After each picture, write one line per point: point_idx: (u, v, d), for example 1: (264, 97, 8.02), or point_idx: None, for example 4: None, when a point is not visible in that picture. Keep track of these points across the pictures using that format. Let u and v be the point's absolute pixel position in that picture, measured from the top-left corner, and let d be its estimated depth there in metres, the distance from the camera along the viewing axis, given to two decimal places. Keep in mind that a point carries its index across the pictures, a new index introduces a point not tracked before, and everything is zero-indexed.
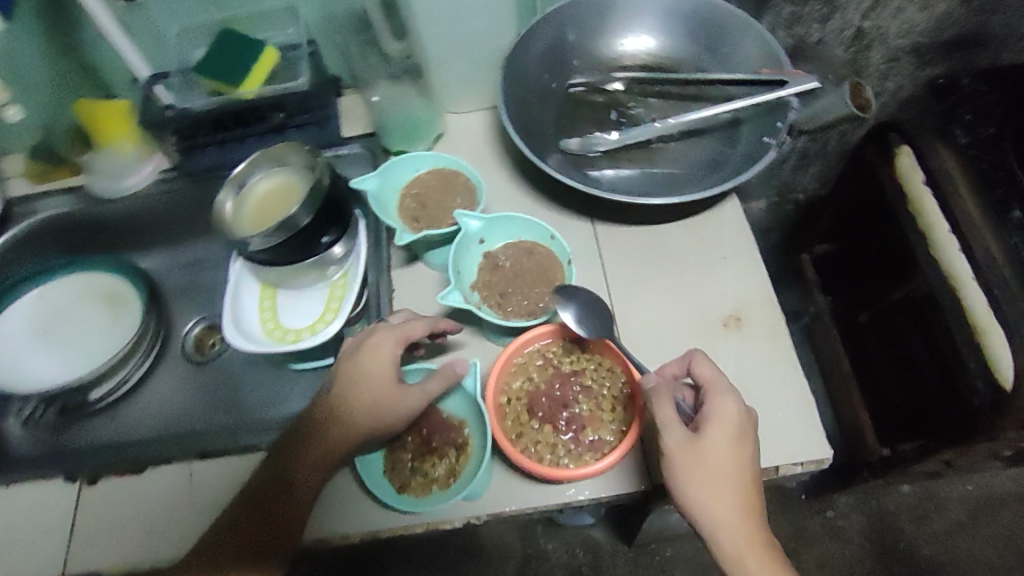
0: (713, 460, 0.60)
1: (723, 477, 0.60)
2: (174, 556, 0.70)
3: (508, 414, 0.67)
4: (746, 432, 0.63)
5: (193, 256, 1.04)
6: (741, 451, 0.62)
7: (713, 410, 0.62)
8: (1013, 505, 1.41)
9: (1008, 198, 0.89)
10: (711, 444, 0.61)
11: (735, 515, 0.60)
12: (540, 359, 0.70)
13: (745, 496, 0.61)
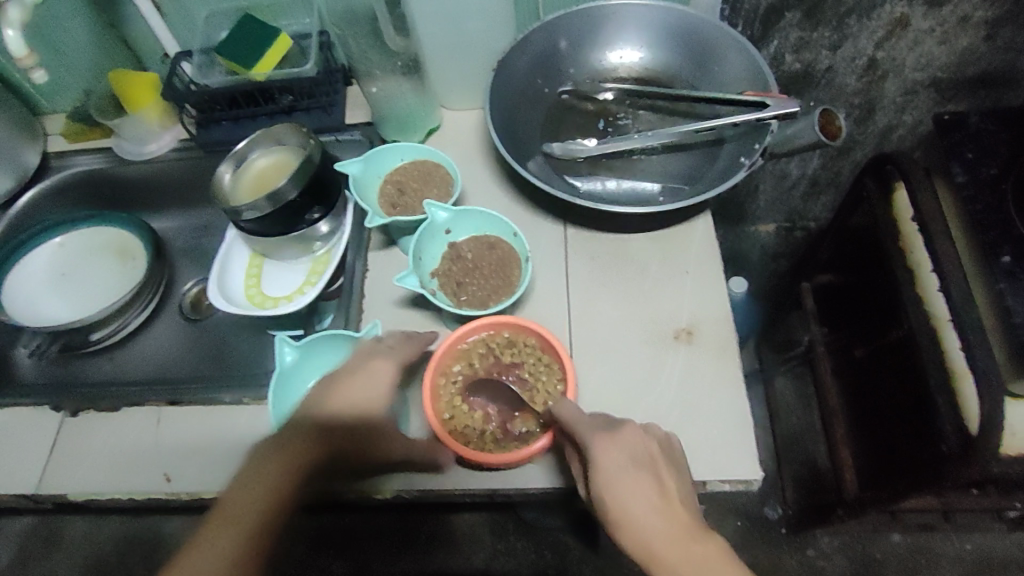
0: (625, 509, 0.58)
1: (643, 505, 0.58)
2: (131, 490, 0.77)
3: (443, 396, 0.69)
4: (645, 458, 0.61)
5: (202, 222, 1.11)
6: (650, 483, 0.59)
7: (599, 455, 0.60)
8: (1016, 572, 1.29)
9: (1000, 242, 0.87)
10: (610, 491, 0.59)
11: (681, 548, 0.56)
12: (483, 348, 0.71)
13: (673, 518, 0.58)
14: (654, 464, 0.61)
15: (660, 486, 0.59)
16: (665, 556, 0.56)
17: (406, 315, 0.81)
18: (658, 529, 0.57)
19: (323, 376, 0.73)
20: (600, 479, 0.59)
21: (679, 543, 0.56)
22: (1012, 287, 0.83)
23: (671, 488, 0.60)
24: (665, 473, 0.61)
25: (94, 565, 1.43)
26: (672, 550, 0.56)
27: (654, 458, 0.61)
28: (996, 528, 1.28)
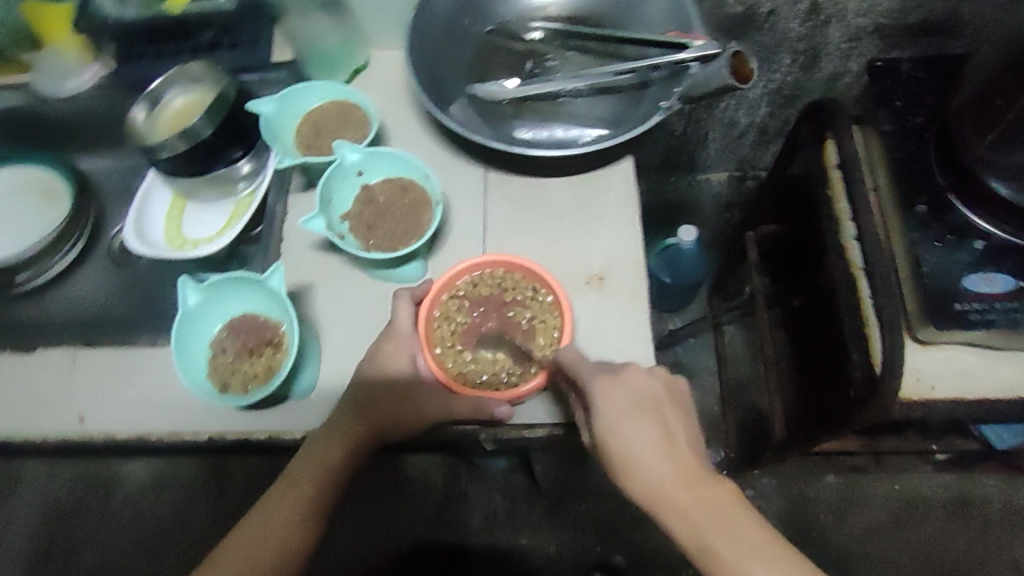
0: (631, 457, 0.63)
1: (659, 451, 0.64)
2: (46, 431, 0.78)
3: (446, 354, 0.71)
4: (648, 403, 0.66)
5: (132, 162, 1.08)
6: (654, 429, 0.65)
7: (604, 405, 0.64)
8: (939, 511, 1.36)
9: (917, 191, 0.87)
10: (618, 440, 0.64)
11: (687, 489, 0.63)
12: (459, 294, 0.73)
13: (686, 465, 0.65)
14: (659, 408, 0.66)
15: (664, 430, 0.65)
16: (673, 497, 0.63)
17: (321, 258, 0.81)
18: (663, 474, 0.64)
19: (231, 318, 0.73)
20: (609, 429, 0.64)
21: (682, 488, 0.63)
22: (924, 236, 0.85)
23: (673, 429, 0.66)
24: (668, 416, 0.66)
25: (53, 508, 1.45)
26: (679, 491, 0.63)
27: (657, 402, 0.66)
28: (921, 468, 1.33)
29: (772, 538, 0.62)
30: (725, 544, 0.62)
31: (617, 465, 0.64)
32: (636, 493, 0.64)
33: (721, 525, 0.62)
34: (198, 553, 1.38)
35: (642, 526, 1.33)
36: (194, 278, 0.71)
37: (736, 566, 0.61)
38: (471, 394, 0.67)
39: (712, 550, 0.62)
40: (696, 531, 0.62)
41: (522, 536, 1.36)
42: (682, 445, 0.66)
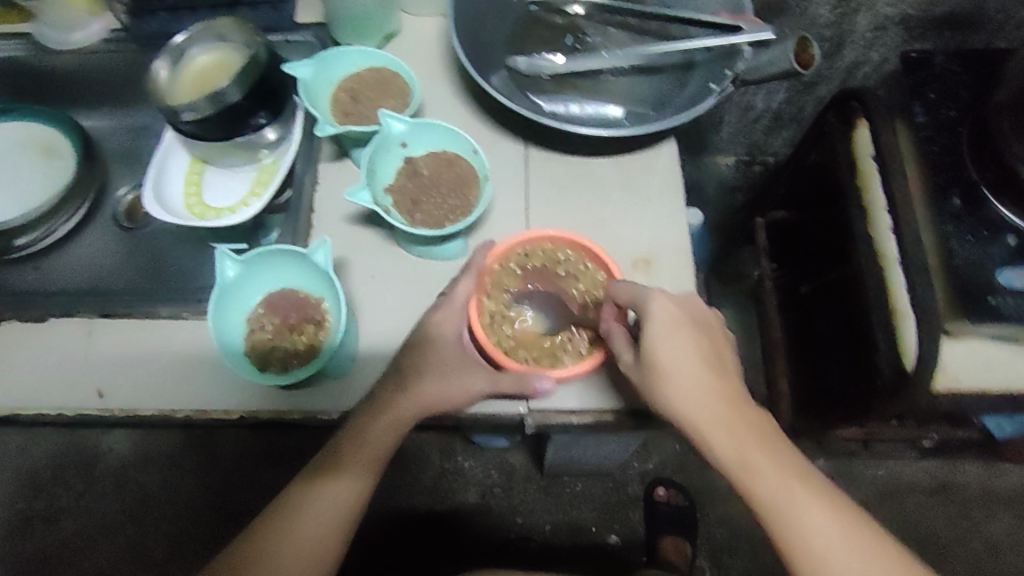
0: (679, 365, 0.63)
1: (693, 372, 0.63)
2: (61, 405, 0.74)
3: (494, 326, 0.70)
4: (696, 319, 0.66)
5: (138, 122, 1.03)
6: (704, 343, 0.65)
7: (657, 310, 0.64)
8: (924, 495, 1.38)
9: (951, 184, 0.88)
10: (669, 346, 0.63)
11: (721, 416, 0.62)
12: (511, 264, 0.72)
13: (722, 388, 0.64)
14: (705, 326, 0.66)
15: (710, 347, 0.65)
16: (712, 422, 0.62)
17: (358, 232, 0.78)
18: (711, 392, 0.63)
19: (269, 293, 0.70)
20: (661, 332, 0.63)
21: (729, 404, 0.63)
22: (957, 230, 0.86)
23: (717, 350, 0.66)
24: (711, 338, 0.66)
25: (31, 478, 1.38)
26: (723, 407, 0.63)
27: (702, 318, 0.67)
28: (907, 453, 1.36)
29: (802, 463, 0.64)
30: (759, 463, 0.62)
31: (662, 373, 0.63)
32: (679, 403, 0.62)
33: (760, 446, 0.62)
34: (185, 526, 1.33)
35: (638, 506, 1.31)
36: (232, 250, 0.67)
37: (769, 482, 0.61)
38: (515, 368, 0.66)
39: (750, 471, 0.62)
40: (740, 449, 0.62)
41: (519, 515, 1.31)
42: (725, 367, 0.66)
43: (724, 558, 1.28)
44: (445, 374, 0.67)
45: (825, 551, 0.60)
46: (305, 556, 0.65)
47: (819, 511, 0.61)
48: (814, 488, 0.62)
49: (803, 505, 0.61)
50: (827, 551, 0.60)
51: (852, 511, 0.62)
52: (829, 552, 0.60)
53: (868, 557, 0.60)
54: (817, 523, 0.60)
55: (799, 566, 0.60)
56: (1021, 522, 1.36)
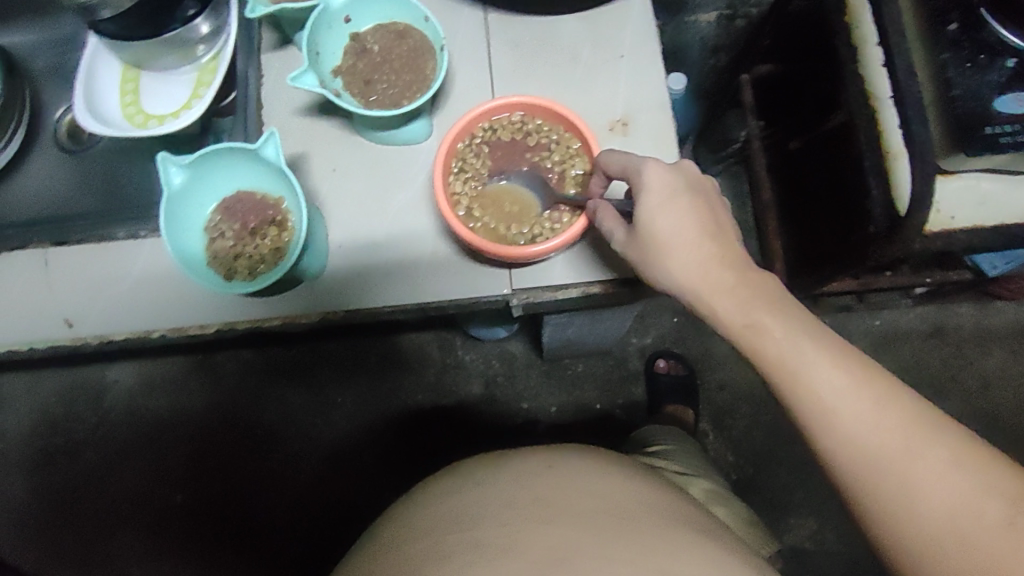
0: (677, 234, 0.59)
1: (693, 241, 0.59)
2: (26, 339, 0.71)
3: (465, 207, 0.66)
4: (698, 189, 0.61)
5: (60, 34, 0.94)
6: (704, 209, 0.60)
7: (649, 182, 0.60)
8: (920, 341, 1.38)
9: (950, 7, 0.81)
10: (666, 219, 0.59)
11: (724, 280, 0.58)
12: (479, 139, 0.67)
13: (728, 258, 0.59)
14: (707, 195, 0.62)
15: (716, 220, 0.60)
16: (713, 285, 0.58)
17: (315, 124, 0.72)
18: (709, 258, 0.59)
19: (224, 198, 0.66)
20: (656, 202, 0.60)
21: (729, 269, 0.58)
22: (955, 57, 0.79)
23: (721, 218, 0.61)
24: (713, 208, 0.61)
25: (45, 417, 1.39)
26: (725, 273, 0.58)
27: (705, 189, 0.62)
28: (901, 302, 1.36)
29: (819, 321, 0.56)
30: (772, 331, 0.55)
31: (659, 245, 0.59)
32: (680, 276, 0.59)
33: (766, 303, 0.57)
34: (200, 446, 1.34)
35: (641, 380, 1.33)
36: (175, 154, 0.61)
37: (787, 350, 0.55)
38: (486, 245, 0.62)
39: (760, 339, 0.56)
40: (743, 310, 0.57)
41: (524, 400, 1.33)
42: (729, 233, 0.61)
43: (726, 420, 1.31)
44: None
45: (832, 403, 0.53)
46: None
47: (825, 358, 0.53)
48: (825, 340, 0.54)
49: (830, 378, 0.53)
50: (835, 402, 0.52)
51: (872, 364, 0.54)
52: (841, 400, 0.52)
53: (882, 405, 0.52)
54: (823, 373, 0.53)
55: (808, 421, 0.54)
56: (1009, 356, 1.37)
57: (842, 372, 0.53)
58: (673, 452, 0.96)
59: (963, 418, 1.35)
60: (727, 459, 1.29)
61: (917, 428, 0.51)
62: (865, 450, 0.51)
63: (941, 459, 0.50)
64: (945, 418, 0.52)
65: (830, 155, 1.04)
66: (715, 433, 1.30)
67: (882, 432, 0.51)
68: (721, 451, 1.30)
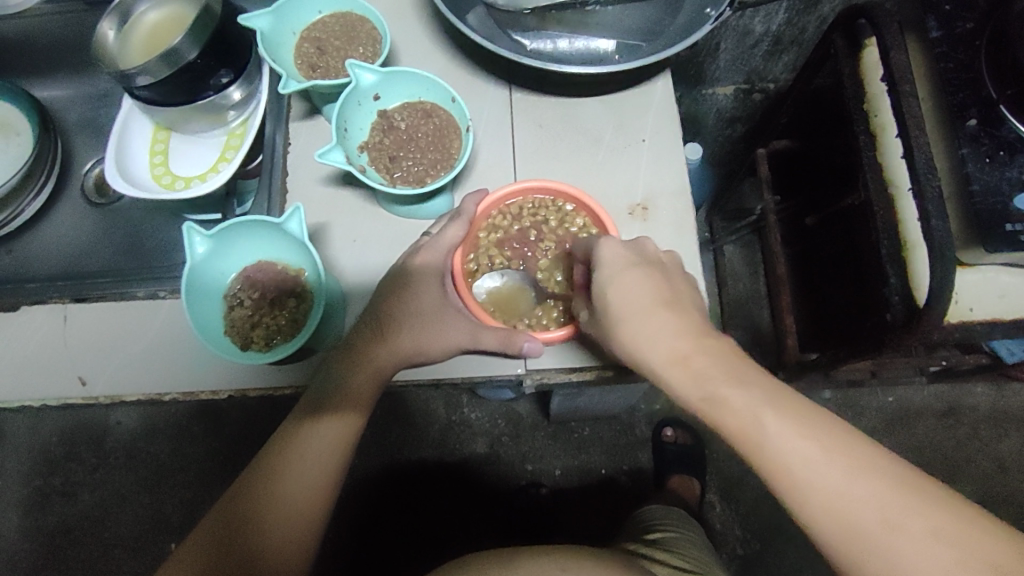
0: (625, 302, 0.55)
1: (652, 302, 0.55)
2: (40, 395, 0.71)
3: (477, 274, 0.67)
4: (653, 262, 0.59)
5: (98, 90, 1.01)
6: (657, 279, 0.57)
7: (603, 256, 0.58)
8: (935, 419, 1.35)
9: (969, 103, 0.82)
10: (617, 289, 0.56)
11: (683, 336, 0.52)
12: (511, 213, 0.68)
13: (682, 314, 0.54)
14: (663, 269, 0.59)
15: (670, 287, 0.56)
16: (671, 343, 0.52)
17: (338, 194, 0.73)
18: (662, 329, 0.53)
19: (245, 268, 0.67)
20: (608, 276, 0.57)
21: (681, 324, 0.53)
22: (973, 152, 0.80)
23: (680, 290, 0.57)
24: (670, 279, 0.58)
25: (43, 455, 1.38)
26: (680, 341, 0.52)
27: (660, 264, 0.59)
28: (916, 381, 1.33)
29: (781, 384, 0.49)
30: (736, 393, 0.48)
31: (611, 317, 0.56)
32: (632, 346, 0.54)
33: (725, 370, 0.49)
34: (197, 493, 1.32)
35: (648, 447, 1.31)
36: (199, 224, 0.63)
37: (746, 415, 0.47)
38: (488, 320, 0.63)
39: (720, 401, 0.48)
40: (697, 380, 0.49)
41: (529, 462, 1.30)
42: (686, 303, 0.55)
43: (733, 492, 1.28)
44: (440, 335, 0.63)
45: (848, 511, 0.44)
46: (301, 510, 0.56)
47: (789, 422, 0.46)
48: (788, 406, 0.47)
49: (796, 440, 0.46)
50: (815, 481, 0.45)
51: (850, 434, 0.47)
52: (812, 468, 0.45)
53: (880, 487, 0.44)
54: (801, 451, 0.46)
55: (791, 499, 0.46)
56: None
57: (811, 439, 0.46)
58: (678, 545, 0.92)
59: (981, 504, 1.31)
60: (734, 533, 1.26)
61: (904, 500, 0.44)
62: (847, 517, 0.44)
63: (949, 548, 0.42)
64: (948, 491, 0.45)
65: (847, 235, 1.04)
66: (724, 506, 1.27)
67: (868, 511, 0.44)
68: (728, 525, 1.26)
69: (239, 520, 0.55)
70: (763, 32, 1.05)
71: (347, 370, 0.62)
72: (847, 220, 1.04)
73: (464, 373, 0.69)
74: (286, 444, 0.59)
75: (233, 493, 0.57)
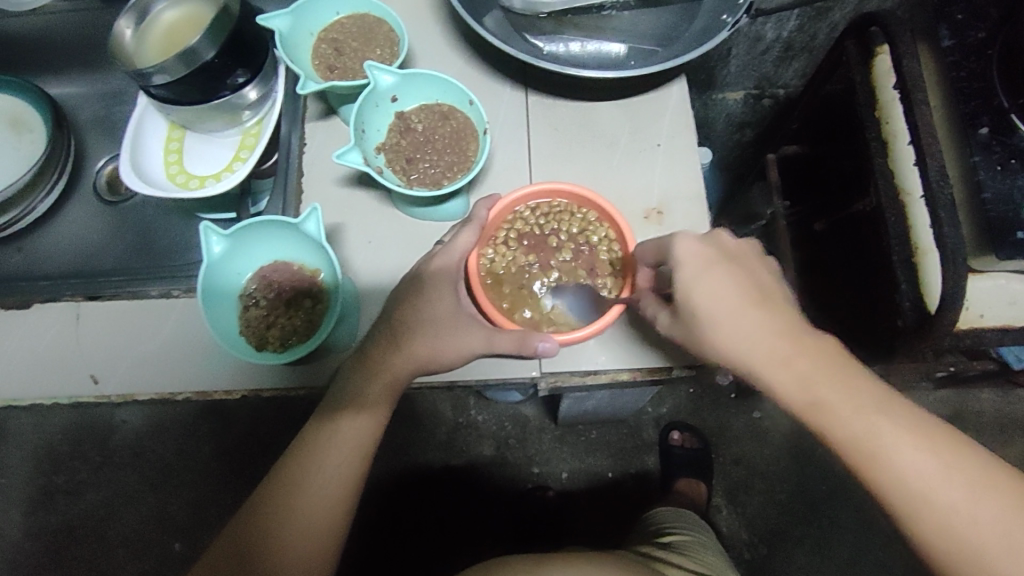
0: (718, 308, 0.56)
1: (754, 309, 0.56)
2: (54, 394, 0.71)
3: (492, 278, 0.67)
4: (734, 258, 0.59)
5: (111, 87, 1.01)
6: (741, 277, 0.57)
7: (681, 256, 0.57)
8: (943, 424, 1.35)
9: (981, 111, 0.81)
10: (705, 291, 0.56)
11: (782, 341, 0.55)
12: (525, 217, 0.68)
13: (780, 320, 0.56)
14: (744, 263, 0.59)
15: (757, 286, 0.58)
16: (769, 353, 0.55)
17: (352, 195, 0.73)
18: (754, 333, 0.56)
19: (261, 268, 0.67)
20: (692, 277, 0.56)
21: (777, 327, 0.56)
22: (985, 160, 0.79)
23: (763, 284, 0.58)
24: (752, 272, 0.59)
25: (47, 454, 1.37)
26: (774, 345, 0.55)
27: (741, 256, 0.59)
28: (924, 387, 1.33)
29: (859, 376, 0.54)
30: (835, 398, 0.53)
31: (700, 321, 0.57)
32: (726, 349, 0.56)
33: (829, 377, 0.54)
34: (204, 493, 1.32)
35: (655, 450, 1.31)
36: (216, 224, 0.63)
37: (847, 421, 0.53)
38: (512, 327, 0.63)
39: (819, 405, 0.54)
40: (800, 386, 0.54)
41: (536, 465, 1.30)
42: (776, 300, 0.58)
43: (741, 496, 1.28)
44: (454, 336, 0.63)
45: (923, 497, 0.51)
46: (314, 525, 0.57)
47: (884, 426, 0.52)
48: (884, 411, 0.53)
49: (892, 443, 0.52)
50: (925, 491, 0.51)
51: (931, 423, 0.53)
52: (902, 465, 0.51)
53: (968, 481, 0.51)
54: (904, 453, 0.51)
55: (891, 498, 0.52)
56: None
57: (905, 443, 0.52)
58: (691, 546, 0.92)
59: None
60: (742, 537, 1.26)
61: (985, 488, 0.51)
62: (940, 516, 0.50)
63: None
64: (1011, 478, 0.52)
65: (857, 241, 1.05)
66: (732, 510, 1.27)
67: (966, 510, 0.50)
68: (736, 529, 1.26)
69: (255, 530, 0.57)
70: (775, 38, 1.05)
71: (359, 378, 0.62)
72: (858, 227, 1.03)
73: (477, 377, 0.69)
74: (302, 456, 0.60)
75: (251, 505, 0.59)
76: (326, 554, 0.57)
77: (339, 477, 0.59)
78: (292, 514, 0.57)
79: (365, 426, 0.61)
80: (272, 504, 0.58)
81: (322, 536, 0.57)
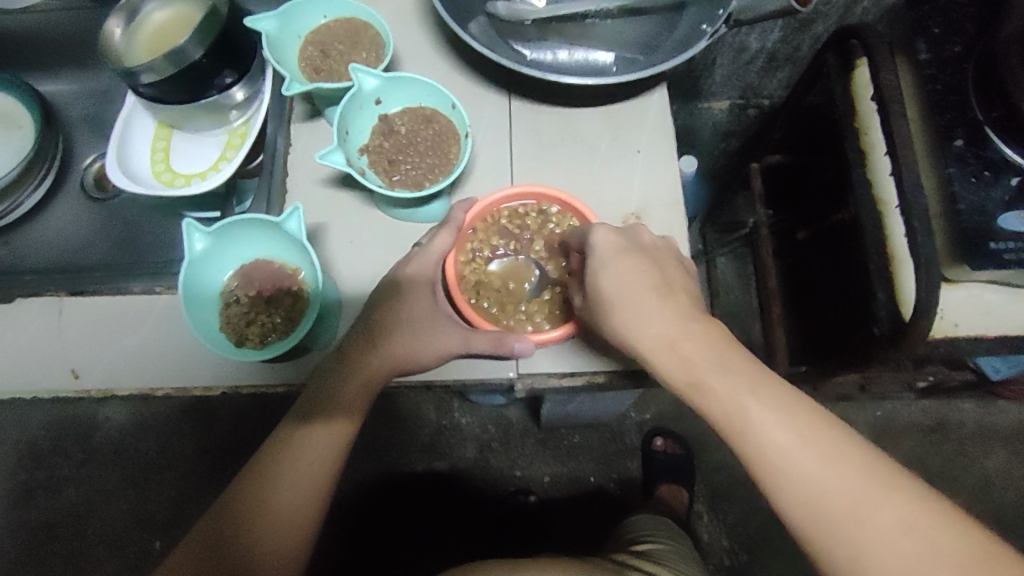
0: (620, 290, 0.57)
1: (654, 293, 0.56)
2: (34, 387, 0.72)
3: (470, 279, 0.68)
4: (647, 251, 0.61)
5: (101, 85, 1.02)
6: (647, 264, 0.58)
7: (597, 243, 0.60)
8: (922, 434, 1.37)
9: (956, 124, 0.83)
10: (613, 276, 0.58)
11: (685, 326, 0.54)
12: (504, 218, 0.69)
13: (684, 306, 0.56)
14: (657, 256, 0.60)
15: (663, 273, 0.58)
16: (667, 335, 0.54)
17: (336, 196, 0.74)
18: (655, 317, 0.55)
19: (243, 265, 0.68)
20: (601, 262, 0.59)
21: (677, 309, 0.55)
22: (960, 171, 0.81)
23: (672, 275, 0.59)
24: (662, 264, 0.60)
25: (28, 450, 1.37)
26: (671, 327, 0.54)
27: (654, 250, 0.61)
28: (905, 397, 1.35)
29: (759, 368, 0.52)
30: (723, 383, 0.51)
31: (605, 301, 0.58)
32: (625, 330, 0.56)
33: (717, 358, 0.52)
34: (185, 492, 1.32)
35: (636, 456, 1.32)
36: (199, 221, 0.63)
37: (729, 403, 0.51)
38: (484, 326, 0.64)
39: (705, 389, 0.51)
40: (689, 369, 0.52)
41: (518, 469, 1.31)
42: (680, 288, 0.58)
43: (721, 504, 1.29)
44: (432, 336, 0.63)
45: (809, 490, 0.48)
46: (288, 521, 0.58)
47: (774, 417, 0.49)
48: (779, 400, 0.50)
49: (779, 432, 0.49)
50: (814, 484, 0.48)
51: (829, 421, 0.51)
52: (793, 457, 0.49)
53: (875, 486, 0.47)
54: (792, 443, 0.49)
55: (778, 492, 0.49)
56: (1011, 457, 1.36)
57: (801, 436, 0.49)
58: (666, 555, 0.93)
59: None
60: (722, 544, 1.26)
61: (894, 495, 0.47)
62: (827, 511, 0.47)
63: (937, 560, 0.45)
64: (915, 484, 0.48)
65: (836, 251, 1.06)
66: (712, 516, 1.28)
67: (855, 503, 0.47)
68: (716, 536, 1.27)
69: (231, 525, 0.57)
70: (759, 48, 1.07)
71: (340, 377, 0.63)
72: (837, 237, 1.05)
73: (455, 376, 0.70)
74: (278, 453, 0.61)
75: (226, 500, 0.59)
76: (301, 549, 0.58)
77: (316, 474, 0.60)
78: (267, 510, 0.58)
79: (342, 425, 0.62)
80: (245, 500, 0.58)
81: (297, 531, 0.58)
